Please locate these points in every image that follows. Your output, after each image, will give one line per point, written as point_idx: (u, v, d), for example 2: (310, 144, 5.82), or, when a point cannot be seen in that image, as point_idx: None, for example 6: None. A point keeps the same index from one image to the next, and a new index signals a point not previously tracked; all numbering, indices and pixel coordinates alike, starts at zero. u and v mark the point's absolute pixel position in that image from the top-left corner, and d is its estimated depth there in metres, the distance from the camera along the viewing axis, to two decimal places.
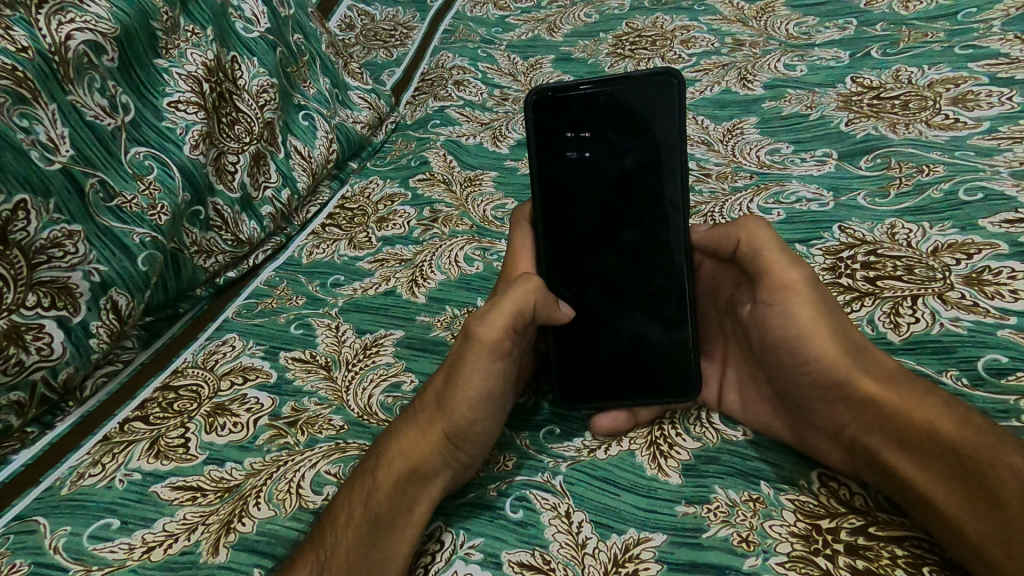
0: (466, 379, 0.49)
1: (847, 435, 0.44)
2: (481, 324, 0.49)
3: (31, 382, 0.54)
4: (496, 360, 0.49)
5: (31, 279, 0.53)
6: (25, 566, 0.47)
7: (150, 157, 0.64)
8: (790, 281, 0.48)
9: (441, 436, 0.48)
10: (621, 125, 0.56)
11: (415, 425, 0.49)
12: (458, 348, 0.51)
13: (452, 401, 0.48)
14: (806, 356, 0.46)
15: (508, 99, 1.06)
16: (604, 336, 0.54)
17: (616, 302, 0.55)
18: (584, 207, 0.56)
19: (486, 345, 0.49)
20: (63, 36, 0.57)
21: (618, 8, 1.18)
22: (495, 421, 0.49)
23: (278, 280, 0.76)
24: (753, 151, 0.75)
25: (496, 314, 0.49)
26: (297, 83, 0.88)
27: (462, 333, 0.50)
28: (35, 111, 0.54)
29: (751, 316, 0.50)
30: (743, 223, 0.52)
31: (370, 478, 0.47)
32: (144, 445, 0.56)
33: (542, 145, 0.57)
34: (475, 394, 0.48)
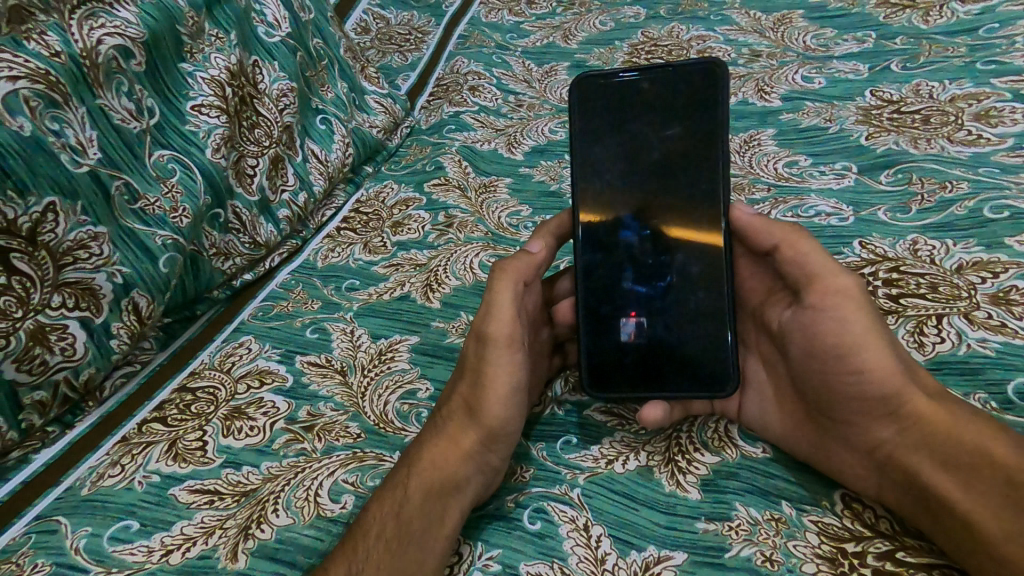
0: (491, 378, 0.49)
1: (884, 453, 0.44)
2: (491, 323, 0.51)
3: (54, 382, 0.54)
4: (515, 354, 0.50)
5: (57, 280, 0.53)
6: (46, 566, 0.48)
7: (173, 160, 0.64)
8: (840, 289, 0.47)
9: (472, 441, 0.49)
10: (663, 115, 0.56)
11: (445, 432, 0.50)
12: (475, 352, 0.52)
13: (480, 405, 0.49)
14: (857, 366, 0.45)
15: (523, 105, 1.06)
16: (637, 327, 0.54)
17: (650, 293, 0.54)
18: (622, 197, 0.56)
19: (501, 341, 0.50)
20: (94, 40, 0.57)
21: (633, 17, 1.18)
22: (521, 419, 0.50)
23: (293, 283, 0.76)
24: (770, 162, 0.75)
25: (500, 306, 0.52)
26: (316, 87, 0.89)
27: (474, 335, 0.52)
28: (65, 114, 0.55)
29: (794, 323, 0.50)
30: (785, 228, 0.52)
31: (401, 491, 0.47)
32: (163, 447, 0.56)
33: (582, 129, 0.57)
34: (503, 392, 0.49)
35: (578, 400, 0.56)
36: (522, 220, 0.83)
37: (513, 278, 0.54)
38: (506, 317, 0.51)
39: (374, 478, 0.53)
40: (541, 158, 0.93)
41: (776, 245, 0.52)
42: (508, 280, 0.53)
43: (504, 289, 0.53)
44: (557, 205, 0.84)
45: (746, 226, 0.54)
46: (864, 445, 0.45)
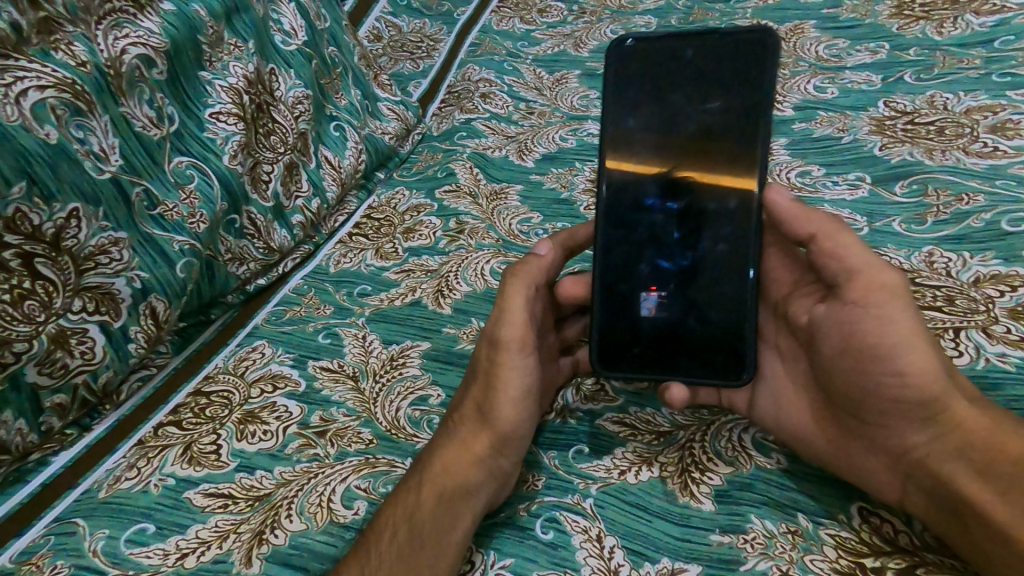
0: (503, 382, 0.49)
1: (914, 458, 0.44)
2: (503, 327, 0.51)
3: (74, 385, 0.55)
4: (527, 358, 0.50)
5: (79, 284, 0.54)
6: (65, 568, 0.48)
7: (191, 167, 0.65)
8: (884, 286, 0.45)
9: (484, 445, 0.49)
10: (705, 87, 0.54)
11: (458, 436, 0.50)
12: (487, 356, 0.52)
13: (491, 408, 0.49)
14: (896, 368, 0.44)
15: (534, 113, 1.06)
16: (653, 307, 0.54)
17: (667, 275, 0.54)
18: (652, 171, 0.54)
19: (513, 345, 0.50)
20: (118, 50, 0.59)
21: (644, 26, 1.19)
22: (533, 422, 0.50)
23: (306, 288, 0.77)
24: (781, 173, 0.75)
25: (512, 310, 0.51)
26: (330, 94, 0.90)
27: (486, 339, 0.52)
28: (90, 122, 0.56)
29: (829, 318, 0.49)
30: (824, 218, 0.50)
31: (414, 495, 0.47)
32: (179, 450, 0.57)
33: (618, 95, 0.55)
34: (514, 394, 0.49)
35: (590, 409, 0.56)
36: (533, 227, 0.83)
37: (526, 282, 0.53)
38: (516, 319, 0.51)
39: (386, 484, 0.54)
40: (551, 166, 0.94)
41: (812, 234, 0.49)
42: (521, 284, 0.53)
43: (516, 292, 0.52)
44: (567, 212, 0.85)
45: (782, 211, 0.52)
46: (893, 449, 0.45)
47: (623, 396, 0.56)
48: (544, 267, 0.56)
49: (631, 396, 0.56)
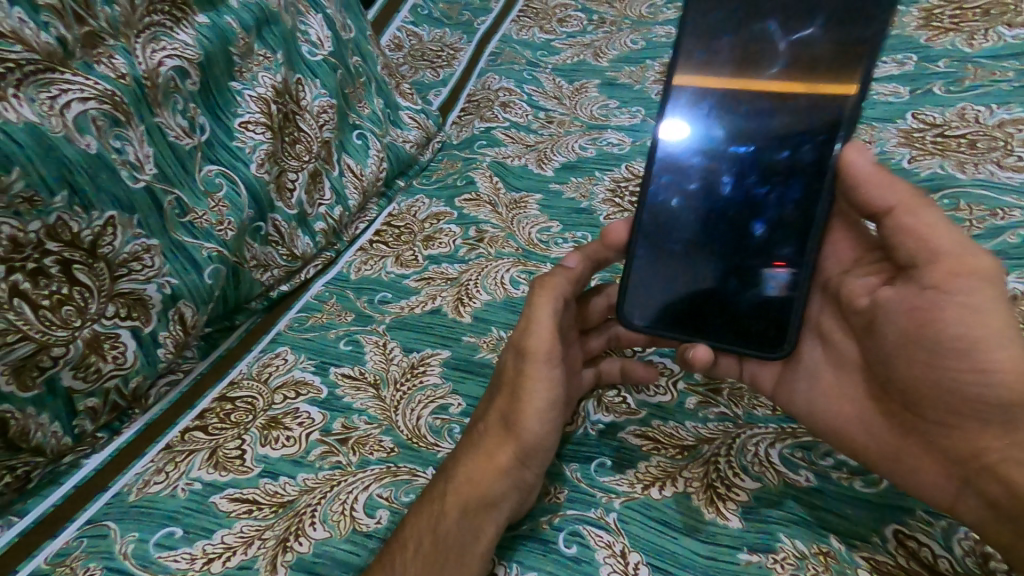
0: (529, 393, 0.49)
1: (981, 462, 0.41)
2: (531, 336, 0.51)
3: (106, 389, 0.56)
4: (553, 370, 0.50)
5: (113, 290, 0.55)
6: (98, 571, 0.49)
7: (220, 175, 0.67)
8: (973, 272, 0.41)
9: (509, 456, 0.48)
10: (803, 15, 0.51)
11: (483, 445, 0.50)
12: (513, 365, 0.52)
13: (517, 419, 0.49)
14: (978, 365, 0.40)
15: (553, 122, 1.07)
16: (694, 262, 0.53)
17: (707, 233, 0.53)
18: (722, 105, 0.52)
19: (540, 355, 0.50)
20: (155, 62, 0.60)
21: (665, 37, 1.20)
22: (558, 434, 0.50)
23: (327, 295, 0.77)
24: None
25: (540, 320, 0.52)
26: (353, 103, 0.91)
27: (513, 348, 0.52)
28: (128, 132, 0.57)
29: (899, 305, 0.44)
30: (906, 188, 0.44)
31: (438, 505, 0.47)
32: (205, 455, 0.58)
33: (700, 27, 0.53)
34: (541, 405, 0.49)
35: (611, 421, 0.55)
36: (552, 236, 0.83)
37: (553, 293, 0.53)
38: (544, 329, 0.51)
39: (408, 493, 0.54)
40: (571, 175, 0.94)
41: (891, 207, 0.44)
42: (549, 295, 0.53)
43: (543, 303, 0.53)
44: (587, 222, 0.85)
45: (859, 176, 0.46)
46: (955, 453, 0.42)
47: (645, 409, 0.56)
48: (570, 279, 0.56)
49: (653, 409, 0.56)
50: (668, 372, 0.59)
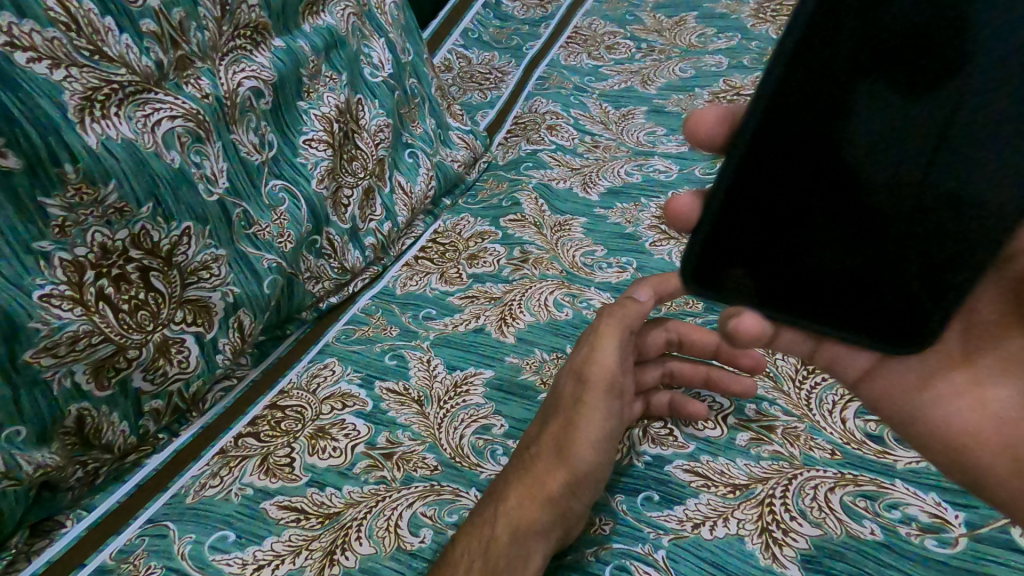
0: (585, 421, 0.49)
1: None
2: (593, 365, 0.51)
3: (169, 392, 0.59)
4: (612, 401, 0.50)
5: (182, 296, 0.58)
6: (157, 569, 0.51)
7: (284, 190, 0.70)
8: None
9: (560, 483, 0.48)
10: None
11: (535, 469, 0.49)
12: (572, 392, 0.52)
13: (571, 447, 0.49)
14: None
15: (599, 146, 1.07)
16: (809, 221, 0.41)
17: (827, 185, 0.40)
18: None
19: (601, 385, 0.50)
20: (235, 83, 0.63)
21: (715, 66, 1.21)
22: (610, 465, 0.50)
23: (373, 309, 0.79)
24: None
25: (603, 349, 0.51)
26: (407, 123, 0.94)
27: (573, 374, 0.52)
28: (206, 148, 0.60)
29: None
30: None
31: (488, 528, 0.47)
32: (256, 461, 0.59)
33: None
34: (597, 435, 0.49)
35: (658, 453, 0.55)
36: (597, 260, 0.83)
37: (621, 324, 0.53)
38: (603, 360, 0.51)
39: (451, 513, 0.54)
40: (616, 201, 0.94)
41: None
42: (615, 325, 0.53)
43: (609, 333, 0.52)
44: (632, 248, 0.84)
45: None
46: None
47: (693, 443, 0.55)
48: (641, 313, 0.54)
49: (702, 443, 0.55)
50: (717, 407, 0.57)
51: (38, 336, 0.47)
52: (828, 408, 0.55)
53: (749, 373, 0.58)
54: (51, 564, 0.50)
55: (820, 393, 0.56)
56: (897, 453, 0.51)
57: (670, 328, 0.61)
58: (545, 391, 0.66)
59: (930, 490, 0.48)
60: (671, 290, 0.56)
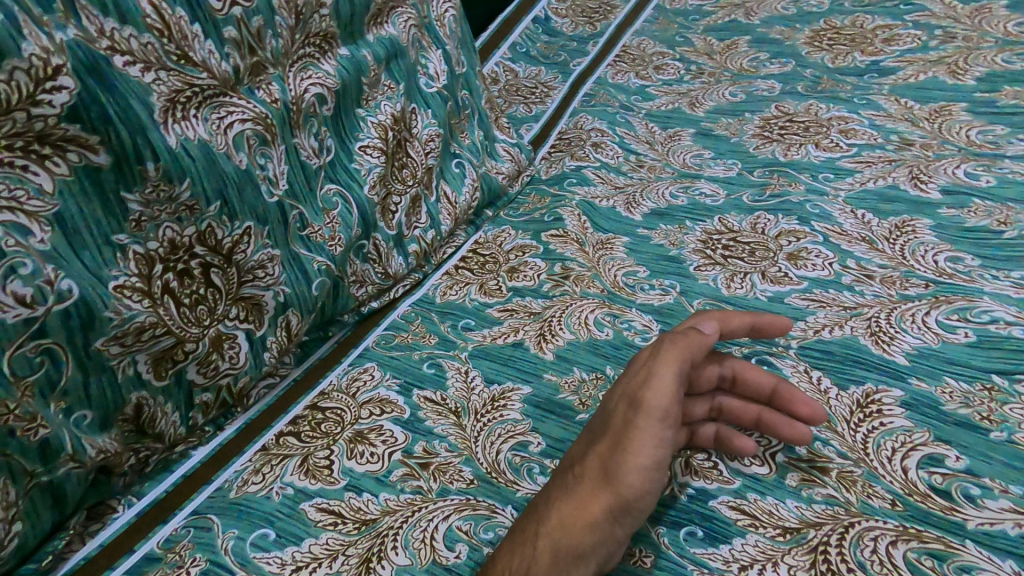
0: (635, 449, 0.47)
1: None
2: (648, 389, 0.49)
3: (218, 386, 0.60)
4: (666, 429, 0.47)
5: (238, 294, 0.59)
6: (200, 561, 0.52)
7: (337, 195, 0.71)
8: None
9: (603, 509, 0.46)
10: None
11: (579, 491, 0.48)
12: (624, 416, 0.49)
13: (618, 472, 0.47)
14: None
15: (644, 165, 1.06)
16: None
17: None
18: None
19: (655, 413, 0.47)
20: (302, 89, 0.65)
21: (767, 90, 1.19)
22: (659, 494, 0.47)
23: (413, 316, 0.79)
24: (821, 262, 0.77)
25: (661, 375, 0.49)
26: (457, 133, 0.95)
27: (627, 398, 0.50)
28: (271, 151, 0.62)
29: None
30: None
31: (530, 547, 0.47)
32: (297, 461, 0.60)
33: None
34: (646, 463, 0.46)
35: (703, 487, 0.53)
36: (639, 281, 0.81)
37: (682, 352, 0.50)
38: (659, 384, 0.48)
39: (487, 530, 0.54)
40: (660, 221, 0.92)
41: None
42: (676, 352, 0.50)
43: (669, 360, 0.50)
44: (676, 271, 0.82)
45: None
46: None
47: (739, 479, 0.53)
48: (705, 345, 0.52)
49: (749, 480, 0.53)
50: (765, 443, 0.55)
51: (110, 325, 0.49)
52: (886, 454, 0.53)
53: (805, 423, 0.54)
54: (105, 547, 0.52)
55: (878, 438, 0.54)
56: (965, 510, 0.48)
57: (726, 364, 0.58)
58: (584, 411, 0.65)
59: (1005, 555, 0.45)
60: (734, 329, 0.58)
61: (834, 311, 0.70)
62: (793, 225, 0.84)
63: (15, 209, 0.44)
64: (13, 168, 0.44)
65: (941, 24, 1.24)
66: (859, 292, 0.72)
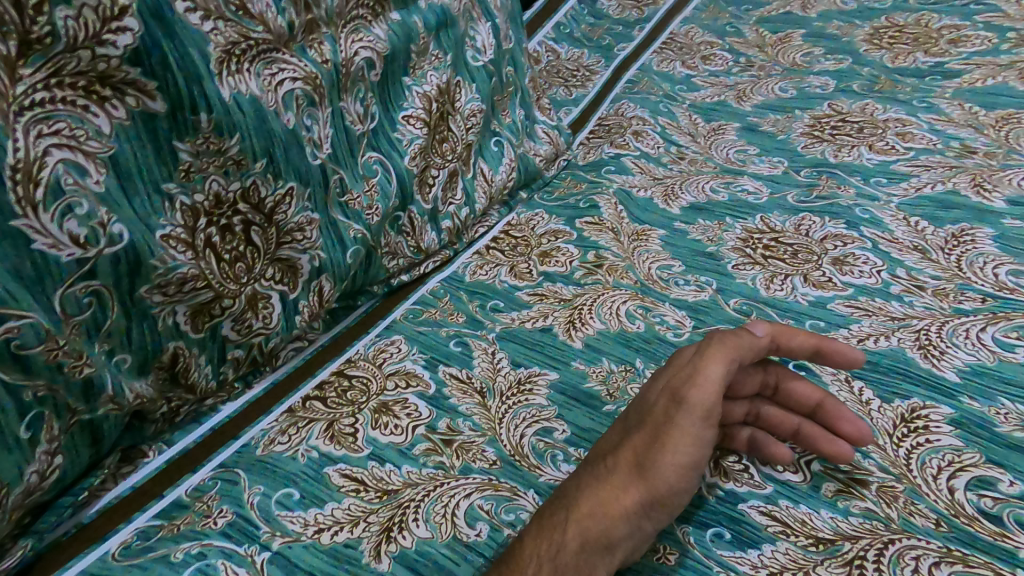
0: (675, 445, 0.46)
1: None
2: (692, 386, 0.48)
3: (250, 344, 0.60)
4: (707, 428, 0.47)
5: (274, 254, 0.59)
6: (225, 514, 0.52)
7: (377, 163, 0.70)
8: None
9: (636, 501, 0.46)
10: None
11: (612, 482, 0.47)
12: (664, 410, 0.48)
13: (655, 467, 0.46)
14: None
15: (685, 158, 1.03)
16: None
17: None
18: None
19: (698, 411, 0.47)
20: (352, 52, 0.64)
21: (820, 87, 1.14)
22: (692, 491, 0.47)
23: (442, 292, 0.78)
24: (869, 270, 0.74)
25: (707, 373, 0.47)
26: (498, 111, 0.93)
27: (669, 393, 0.49)
28: (318, 112, 0.61)
29: None
30: None
31: (559, 532, 0.46)
32: (322, 426, 0.60)
33: None
34: (684, 460, 0.46)
35: (734, 488, 0.51)
36: (674, 275, 0.79)
37: (731, 352, 0.49)
38: (704, 383, 0.47)
39: (508, 512, 0.53)
40: (699, 216, 0.89)
41: None
42: (725, 351, 0.49)
43: (717, 358, 0.48)
44: (712, 267, 0.79)
45: None
46: None
47: (771, 485, 0.51)
48: (755, 347, 0.50)
49: (781, 487, 0.51)
50: (799, 450, 0.53)
51: (155, 273, 0.50)
52: (931, 473, 0.51)
53: (846, 441, 0.52)
54: (136, 489, 0.53)
55: (922, 455, 0.52)
56: (1017, 537, 0.46)
57: (770, 370, 0.55)
58: (611, 403, 0.63)
59: None
60: (792, 345, 0.53)
61: (880, 321, 0.67)
62: (840, 229, 0.81)
63: (74, 149, 0.45)
64: (75, 107, 0.44)
65: (1014, 26, 1.17)
66: (908, 304, 0.69)
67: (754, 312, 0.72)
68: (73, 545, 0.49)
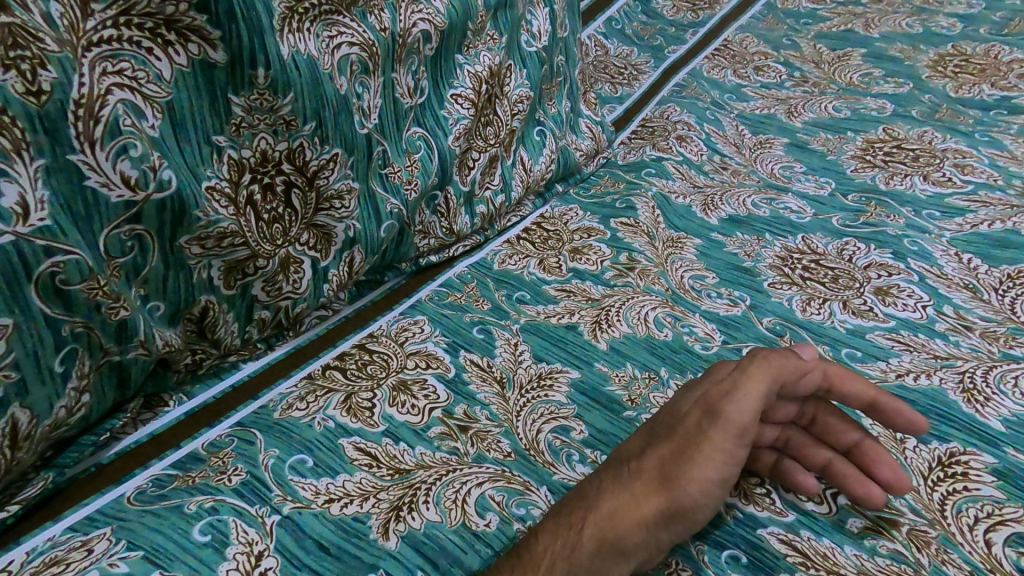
0: (705, 460, 0.45)
1: None
2: (729, 402, 0.46)
3: (277, 307, 0.60)
4: (739, 447, 0.45)
5: (311, 219, 0.58)
6: (239, 472, 0.52)
7: (421, 139, 0.69)
8: None
9: (658, 512, 0.45)
10: None
11: (634, 488, 0.46)
12: (695, 423, 0.47)
13: (681, 479, 0.45)
14: None
15: (728, 168, 0.99)
16: None
17: None
18: None
19: (732, 428, 0.45)
20: (411, 22, 0.63)
21: (877, 110, 1.10)
22: (715, 508, 0.46)
23: (469, 277, 0.76)
24: (913, 304, 0.71)
25: (747, 391, 0.46)
26: (545, 100, 0.91)
27: (704, 405, 0.47)
28: (369, 81, 0.60)
29: None
30: None
31: (575, 532, 0.45)
32: (340, 398, 0.59)
33: None
34: (712, 476, 0.45)
35: (756, 512, 0.50)
36: (706, 287, 0.76)
37: (773, 372, 0.47)
38: (742, 401, 0.46)
39: (519, 506, 0.52)
40: (738, 229, 0.86)
41: None
42: (767, 371, 0.47)
43: (758, 377, 0.47)
44: (748, 283, 0.77)
45: None
46: None
47: (794, 513, 0.50)
48: (799, 371, 0.48)
49: (804, 516, 0.49)
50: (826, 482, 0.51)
51: (197, 224, 0.49)
52: (967, 522, 0.49)
53: (880, 486, 0.49)
54: (156, 436, 0.54)
55: (959, 503, 0.50)
56: None
57: (810, 402, 0.53)
58: (633, 409, 0.61)
59: None
60: (846, 389, 0.50)
61: (921, 357, 0.64)
62: (886, 259, 0.78)
63: (135, 90, 0.44)
64: (139, 48, 0.44)
65: None
66: (953, 343, 0.66)
67: (788, 333, 0.69)
68: (91, 483, 0.50)
